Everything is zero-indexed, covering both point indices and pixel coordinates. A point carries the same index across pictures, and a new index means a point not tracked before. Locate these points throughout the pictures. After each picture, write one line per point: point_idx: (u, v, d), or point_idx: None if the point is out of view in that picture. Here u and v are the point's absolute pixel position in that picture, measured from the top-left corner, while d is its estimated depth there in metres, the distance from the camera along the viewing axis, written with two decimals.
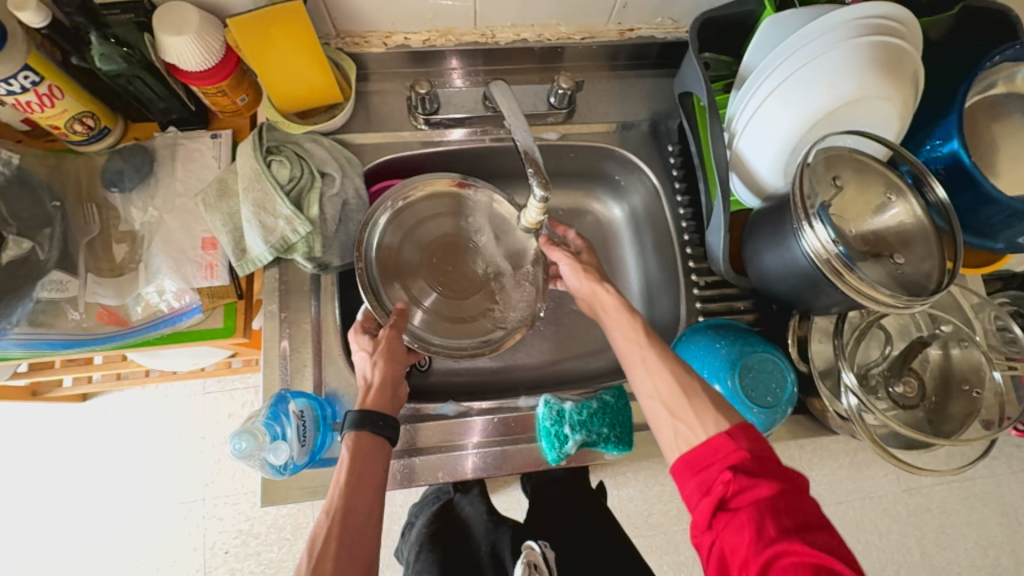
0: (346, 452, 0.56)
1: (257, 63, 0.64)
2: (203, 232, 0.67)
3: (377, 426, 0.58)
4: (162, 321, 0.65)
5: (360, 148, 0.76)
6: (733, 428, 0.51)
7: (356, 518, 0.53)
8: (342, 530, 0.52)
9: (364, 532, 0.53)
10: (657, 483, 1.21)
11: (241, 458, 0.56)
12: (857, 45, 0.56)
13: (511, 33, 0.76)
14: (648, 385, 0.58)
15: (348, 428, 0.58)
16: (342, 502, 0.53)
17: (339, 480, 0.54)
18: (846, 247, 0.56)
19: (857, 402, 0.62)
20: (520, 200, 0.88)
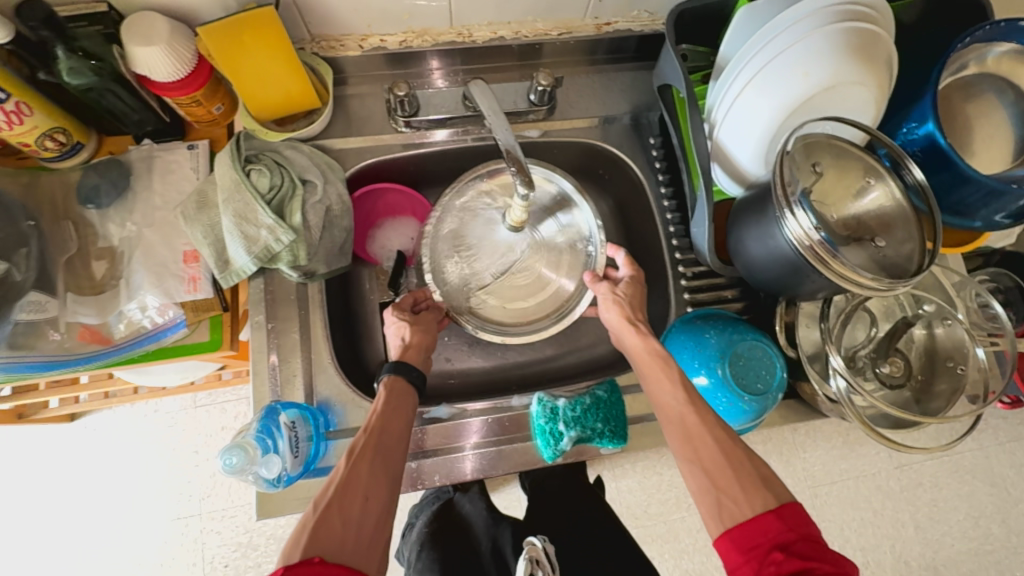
0: (383, 391, 0.60)
1: (231, 72, 0.63)
2: (184, 245, 0.66)
3: (411, 374, 0.62)
4: (146, 337, 0.64)
5: (341, 153, 0.75)
6: (780, 508, 0.49)
7: (388, 438, 0.55)
8: (376, 443, 0.54)
9: (395, 455, 0.55)
10: (655, 473, 1.22)
11: (233, 474, 0.55)
12: (831, 32, 0.57)
13: (487, 31, 0.75)
14: (687, 447, 0.56)
15: (386, 373, 0.63)
16: (378, 422, 0.56)
17: (376, 408, 0.58)
18: (828, 233, 0.56)
19: (845, 384, 0.63)
20: None
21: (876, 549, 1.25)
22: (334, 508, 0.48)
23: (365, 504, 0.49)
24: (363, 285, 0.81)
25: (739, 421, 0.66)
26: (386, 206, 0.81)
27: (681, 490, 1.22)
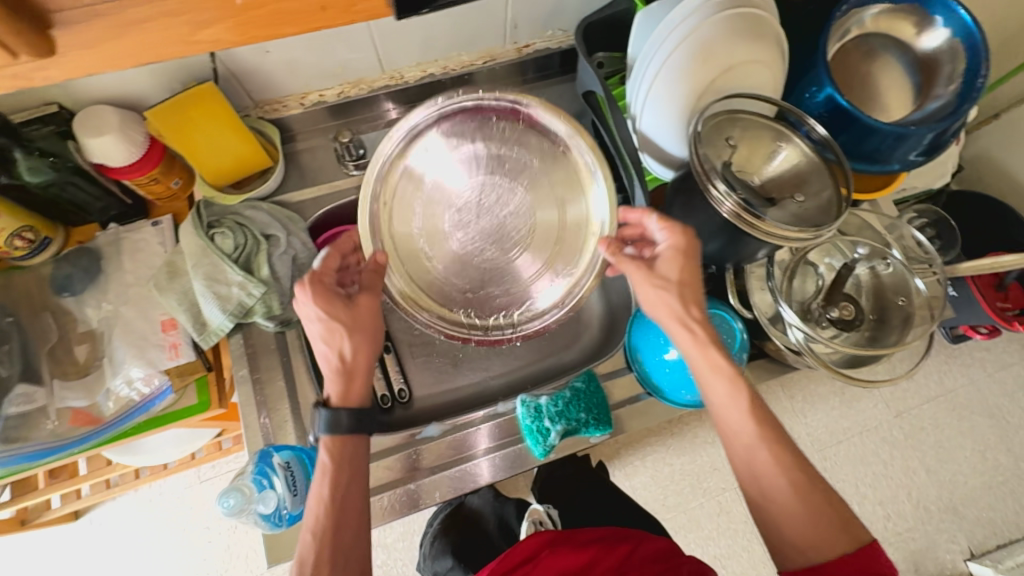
0: (325, 457, 0.54)
1: (182, 148, 0.67)
2: (161, 315, 0.69)
3: (364, 424, 0.56)
4: (135, 409, 0.65)
5: (300, 206, 0.80)
6: (860, 553, 0.48)
7: (342, 534, 0.52)
8: (329, 549, 0.50)
9: (346, 537, 0.52)
10: (666, 464, 1.22)
11: (232, 516, 0.57)
12: (717, 22, 0.63)
13: (417, 70, 0.80)
14: (764, 485, 0.51)
15: (325, 436, 0.54)
16: (328, 518, 0.52)
17: (322, 497, 0.52)
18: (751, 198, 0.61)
19: (803, 335, 0.67)
20: None
21: (895, 500, 1.27)
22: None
23: None
24: None
25: None
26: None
27: (694, 478, 1.23)
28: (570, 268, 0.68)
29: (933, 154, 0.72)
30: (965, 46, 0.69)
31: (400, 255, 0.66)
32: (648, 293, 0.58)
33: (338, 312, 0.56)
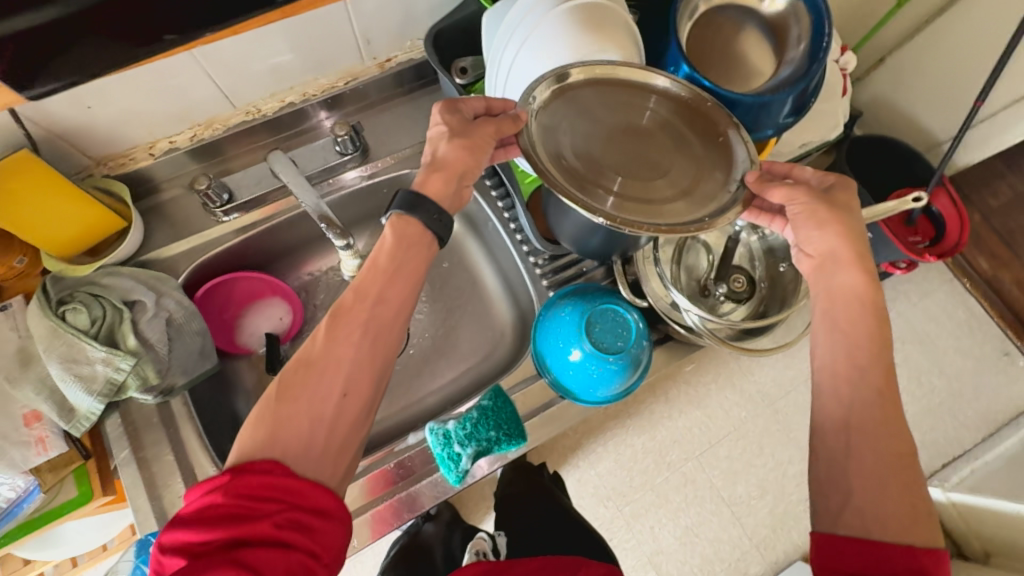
0: (390, 234, 0.54)
1: (12, 223, 0.62)
2: (23, 408, 0.62)
3: (427, 214, 0.55)
4: (2, 517, 0.60)
5: (171, 261, 0.74)
6: (929, 551, 0.44)
7: (386, 313, 0.53)
8: (367, 318, 0.52)
9: (389, 317, 0.53)
10: (629, 446, 1.01)
11: None
12: (554, 17, 0.62)
13: (275, 101, 0.76)
14: (858, 441, 0.48)
15: (397, 210, 0.56)
16: (371, 280, 0.53)
17: (378, 261, 0.54)
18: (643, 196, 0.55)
19: (698, 317, 0.67)
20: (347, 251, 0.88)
21: None
22: (278, 419, 0.47)
23: (342, 401, 0.49)
24: (242, 379, 0.80)
25: (621, 379, 0.68)
26: (242, 293, 0.80)
27: None
28: (699, 205, 0.56)
29: (800, 115, 0.73)
30: (807, 6, 0.70)
31: (563, 154, 0.55)
32: (810, 232, 0.57)
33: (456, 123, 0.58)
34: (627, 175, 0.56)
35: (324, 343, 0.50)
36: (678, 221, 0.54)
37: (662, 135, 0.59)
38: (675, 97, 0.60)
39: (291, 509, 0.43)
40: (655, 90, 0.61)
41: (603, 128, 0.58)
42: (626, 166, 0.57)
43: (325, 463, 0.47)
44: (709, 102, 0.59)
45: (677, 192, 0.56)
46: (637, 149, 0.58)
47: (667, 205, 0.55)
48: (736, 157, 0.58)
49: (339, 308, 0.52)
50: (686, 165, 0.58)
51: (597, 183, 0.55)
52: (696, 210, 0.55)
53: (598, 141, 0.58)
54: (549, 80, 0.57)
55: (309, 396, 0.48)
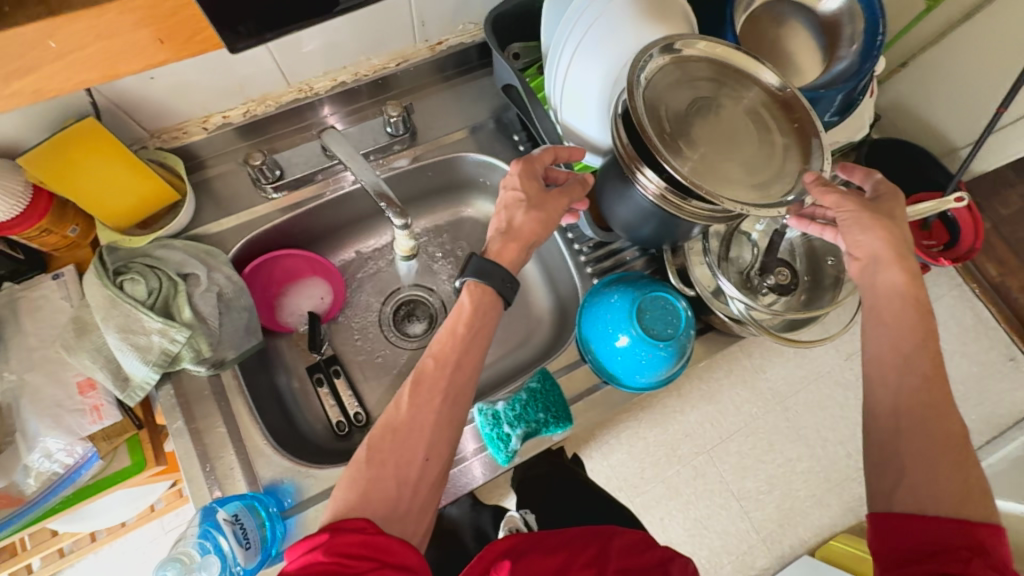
0: (467, 300, 0.57)
1: (62, 186, 0.61)
2: (76, 376, 0.63)
3: (496, 280, 0.58)
4: (60, 484, 0.60)
5: (220, 237, 0.74)
6: (984, 525, 0.43)
7: (459, 372, 0.55)
8: (445, 384, 0.54)
9: (459, 380, 0.55)
10: (640, 439, 0.97)
11: None
12: (619, 4, 0.62)
13: (326, 79, 0.76)
14: (909, 420, 0.48)
15: (471, 278, 0.58)
16: (450, 349, 0.55)
17: (456, 328, 0.56)
18: (710, 171, 0.57)
19: (744, 306, 0.68)
20: (386, 234, 0.88)
21: None
22: (368, 482, 0.50)
23: (425, 464, 0.51)
24: (284, 357, 0.80)
25: (667, 367, 0.69)
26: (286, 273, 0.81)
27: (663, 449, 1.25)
28: (770, 188, 0.57)
29: (845, 114, 0.75)
30: (862, 5, 0.70)
31: (651, 115, 0.57)
32: (852, 236, 0.56)
33: (530, 187, 0.62)
34: (705, 148, 0.58)
35: (408, 410, 0.52)
36: (740, 198, 0.55)
37: (747, 120, 0.60)
38: (770, 90, 0.61)
39: (382, 568, 0.43)
40: (755, 79, 0.61)
41: (700, 101, 0.60)
42: (709, 140, 0.58)
43: (407, 523, 0.49)
44: (801, 96, 0.59)
45: (747, 172, 0.58)
46: (724, 126, 0.59)
47: (734, 181, 0.57)
48: (811, 148, 0.59)
49: (420, 374, 0.54)
50: (764, 151, 0.59)
51: (675, 149, 0.56)
52: (765, 191, 0.57)
53: (688, 113, 0.59)
54: (661, 45, 0.58)
55: (396, 461, 0.51)
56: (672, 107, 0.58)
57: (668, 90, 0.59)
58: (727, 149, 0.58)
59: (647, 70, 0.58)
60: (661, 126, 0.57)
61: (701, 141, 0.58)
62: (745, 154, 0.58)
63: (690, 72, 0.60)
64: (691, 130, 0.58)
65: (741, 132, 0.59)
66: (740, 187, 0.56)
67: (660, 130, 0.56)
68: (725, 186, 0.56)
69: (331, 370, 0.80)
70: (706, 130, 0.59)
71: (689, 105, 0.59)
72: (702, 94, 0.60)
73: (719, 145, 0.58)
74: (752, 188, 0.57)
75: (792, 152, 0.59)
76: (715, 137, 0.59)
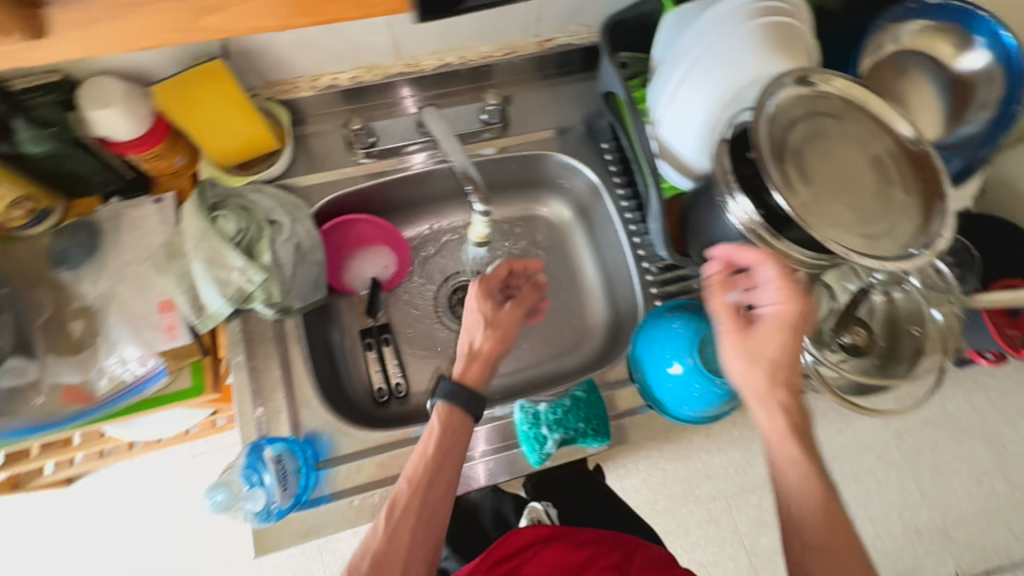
0: (437, 421, 0.58)
1: (175, 101, 0.63)
2: (159, 296, 0.67)
3: (470, 403, 0.58)
4: (129, 390, 0.64)
5: (306, 192, 0.77)
6: None
7: (430, 497, 0.55)
8: (420, 506, 0.55)
9: (431, 504, 0.55)
10: (659, 469, 0.95)
11: (220, 510, 0.62)
12: (748, 30, 0.61)
13: (435, 59, 0.78)
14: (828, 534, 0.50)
15: (445, 400, 0.58)
16: (422, 474, 0.56)
17: (425, 453, 0.56)
18: (816, 212, 0.55)
19: (813, 358, 0.65)
20: (456, 217, 0.89)
21: None
22: None
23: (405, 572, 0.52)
24: (341, 316, 0.83)
25: (718, 405, 0.67)
26: (375, 228, 0.82)
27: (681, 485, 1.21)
28: (882, 242, 0.55)
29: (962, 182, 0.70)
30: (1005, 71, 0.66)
31: (772, 146, 0.56)
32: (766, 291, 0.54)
33: (489, 309, 0.64)
34: (818, 188, 0.56)
35: (386, 538, 0.53)
36: (846, 245, 0.53)
37: (869, 169, 0.58)
38: (902, 141, 0.59)
39: None
40: (888, 130, 0.59)
41: (824, 141, 0.58)
42: (826, 181, 0.57)
43: None
44: (934, 156, 0.57)
45: (855, 220, 0.56)
46: (844, 171, 0.58)
47: (837, 226, 0.55)
48: (934, 213, 0.57)
49: (393, 503, 0.55)
50: (883, 203, 0.57)
51: (788, 183, 0.55)
52: (876, 243, 0.55)
53: (808, 150, 0.58)
54: (797, 75, 0.57)
55: None
56: (794, 141, 0.57)
57: (795, 124, 0.58)
58: (843, 193, 0.57)
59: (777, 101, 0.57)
60: (779, 157, 0.56)
61: (817, 181, 0.56)
62: (860, 203, 0.57)
63: (821, 109, 0.59)
64: (810, 168, 0.57)
65: (862, 180, 0.58)
66: (849, 233, 0.55)
67: (777, 161, 0.55)
68: (834, 228, 0.54)
69: (381, 338, 0.82)
70: (824, 170, 0.57)
71: (812, 142, 0.58)
72: (828, 135, 0.59)
73: (834, 188, 0.57)
74: (861, 238, 0.55)
75: (912, 211, 0.57)
76: (833, 179, 0.57)
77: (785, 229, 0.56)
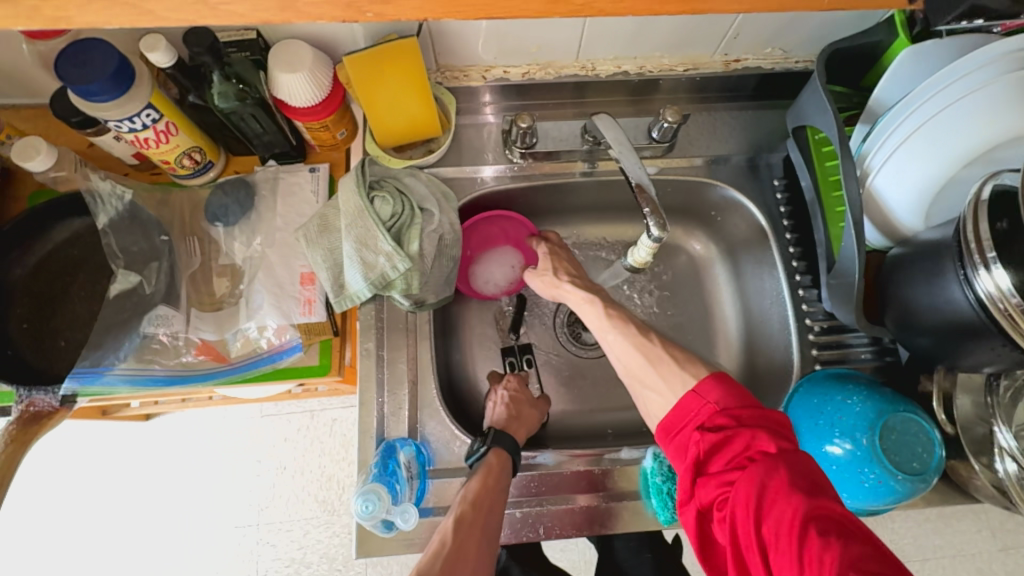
0: (493, 461, 0.60)
1: (360, 75, 0.61)
2: (302, 267, 0.66)
3: (504, 442, 0.62)
4: (261, 359, 0.63)
5: (453, 184, 0.74)
6: (699, 386, 0.55)
7: (489, 521, 0.56)
8: (478, 535, 0.55)
9: (492, 523, 0.56)
10: None
11: (366, 520, 0.55)
12: (1022, 78, 0.51)
13: (611, 65, 0.73)
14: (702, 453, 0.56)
15: (492, 445, 0.61)
16: (482, 500, 0.56)
17: (483, 482, 0.58)
18: None
19: (1017, 469, 0.55)
20: (592, 232, 0.84)
21: None
22: None
23: None
24: (460, 316, 0.79)
25: (887, 501, 0.58)
26: (483, 239, 0.78)
27: None
28: None
29: None
30: None
31: None
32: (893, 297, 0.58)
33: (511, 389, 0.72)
34: None
35: (447, 557, 0.53)
36: None
37: None
38: None
39: None
40: None
41: None
42: None
43: None
44: None
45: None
46: None
47: None
48: None
49: (457, 523, 0.55)
50: None
51: None
52: None
53: None
54: None
55: None
56: None
57: None
58: None
59: None
60: None
61: None
62: None
63: None
64: None
65: None
66: None
67: None
68: None
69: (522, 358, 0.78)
70: None
71: None
72: None
73: None
74: None
75: None
76: None
77: None
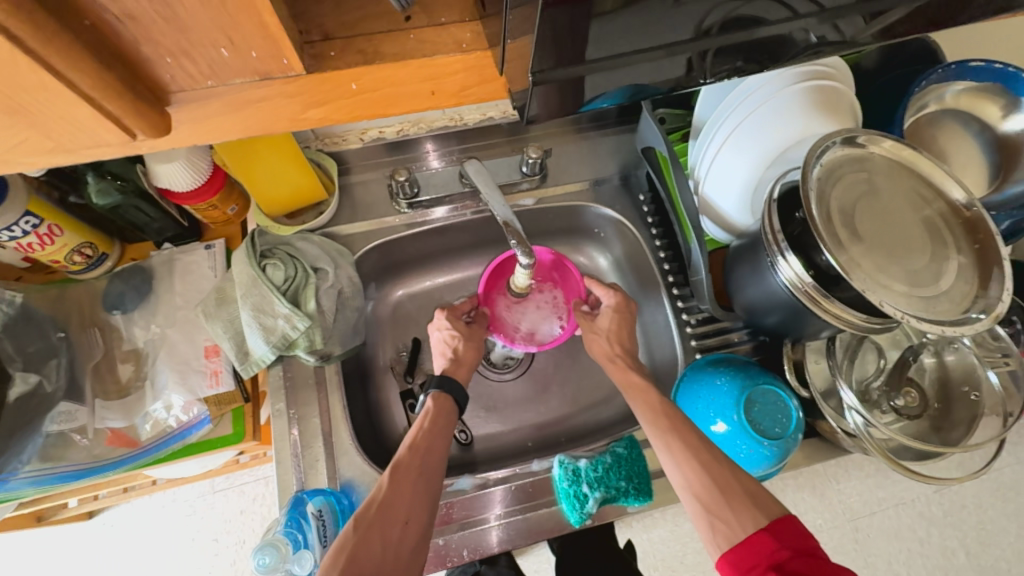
0: (431, 405, 0.65)
1: (234, 159, 0.65)
2: (205, 341, 0.69)
3: (452, 388, 0.67)
4: (172, 437, 0.65)
5: (349, 239, 0.79)
6: (772, 524, 0.52)
7: (431, 458, 0.60)
8: (418, 469, 0.59)
9: (433, 463, 0.60)
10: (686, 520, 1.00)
11: (267, 572, 0.58)
12: (795, 91, 0.61)
13: (478, 114, 0.82)
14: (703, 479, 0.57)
15: (433, 389, 0.67)
16: (422, 439, 0.61)
17: (422, 424, 0.63)
18: (865, 270, 0.53)
19: (862, 419, 0.63)
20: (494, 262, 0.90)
21: None
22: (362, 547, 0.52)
23: (404, 526, 0.55)
24: (378, 361, 0.83)
25: (764, 467, 0.65)
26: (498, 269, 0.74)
27: None
28: (938, 309, 0.53)
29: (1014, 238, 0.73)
30: None
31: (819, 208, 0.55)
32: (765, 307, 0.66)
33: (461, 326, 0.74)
34: (868, 246, 0.55)
35: (388, 489, 0.57)
36: (902, 308, 0.52)
37: (921, 227, 0.58)
38: (954, 204, 0.58)
39: None
40: (941, 194, 0.59)
41: (869, 199, 0.58)
42: (876, 241, 0.56)
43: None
44: (988, 219, 0.56)
45: (907, 283, 0.54)
46: (892, 229, 0.57)
47: (890, 287, 0.53)
48: (991, 274, 0.55)
49: (396, 463, 0.59)
50: (932, 264, 0.56)
51: (835, 242, 0.54)
52: (933, 311, 0.53)
53: (855, 210, 0.57)
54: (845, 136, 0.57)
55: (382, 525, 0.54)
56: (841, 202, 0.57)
57: (840, 185, 0.57)
58: (898, 258, 0.55)
59: (826, 161, 0.57)
60: (827, 217, 0.55)
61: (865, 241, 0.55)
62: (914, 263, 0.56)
63: (868, 169, 0.59)
64: (857, 227, 0.56)
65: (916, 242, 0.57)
66: (908, 298, 0.53)
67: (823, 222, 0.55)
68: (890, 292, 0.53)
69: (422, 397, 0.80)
70: (873, 229, 0.57)
71: (857, 201, 0.58)
72: (874, 193, 0.58)
73: (884, 246, 0.56)
74: (916, 305, 0.53)
75: (958, 267, 0.56)
76: (881, 237, 0.56)
77: (836, 286, 0.55)
